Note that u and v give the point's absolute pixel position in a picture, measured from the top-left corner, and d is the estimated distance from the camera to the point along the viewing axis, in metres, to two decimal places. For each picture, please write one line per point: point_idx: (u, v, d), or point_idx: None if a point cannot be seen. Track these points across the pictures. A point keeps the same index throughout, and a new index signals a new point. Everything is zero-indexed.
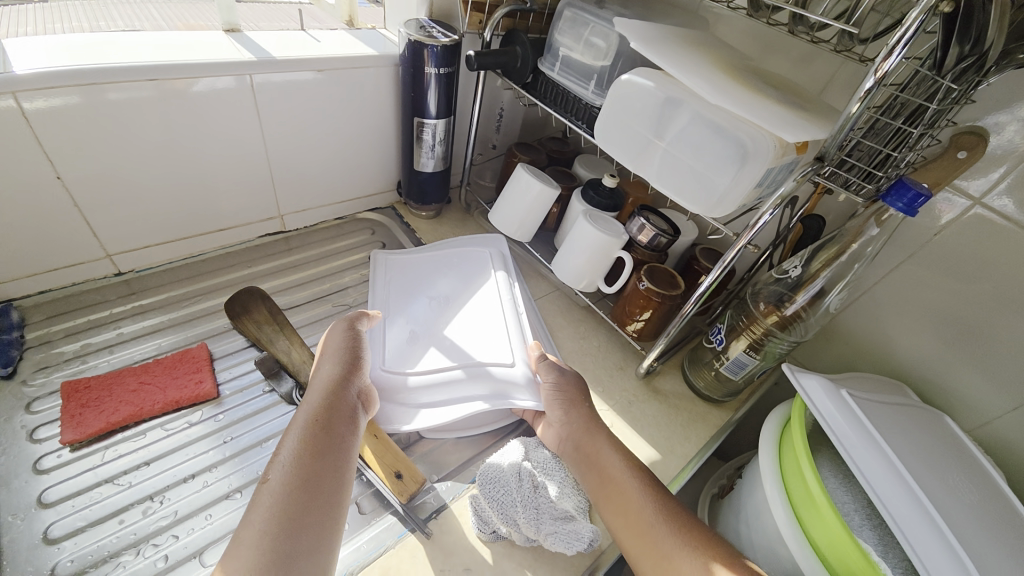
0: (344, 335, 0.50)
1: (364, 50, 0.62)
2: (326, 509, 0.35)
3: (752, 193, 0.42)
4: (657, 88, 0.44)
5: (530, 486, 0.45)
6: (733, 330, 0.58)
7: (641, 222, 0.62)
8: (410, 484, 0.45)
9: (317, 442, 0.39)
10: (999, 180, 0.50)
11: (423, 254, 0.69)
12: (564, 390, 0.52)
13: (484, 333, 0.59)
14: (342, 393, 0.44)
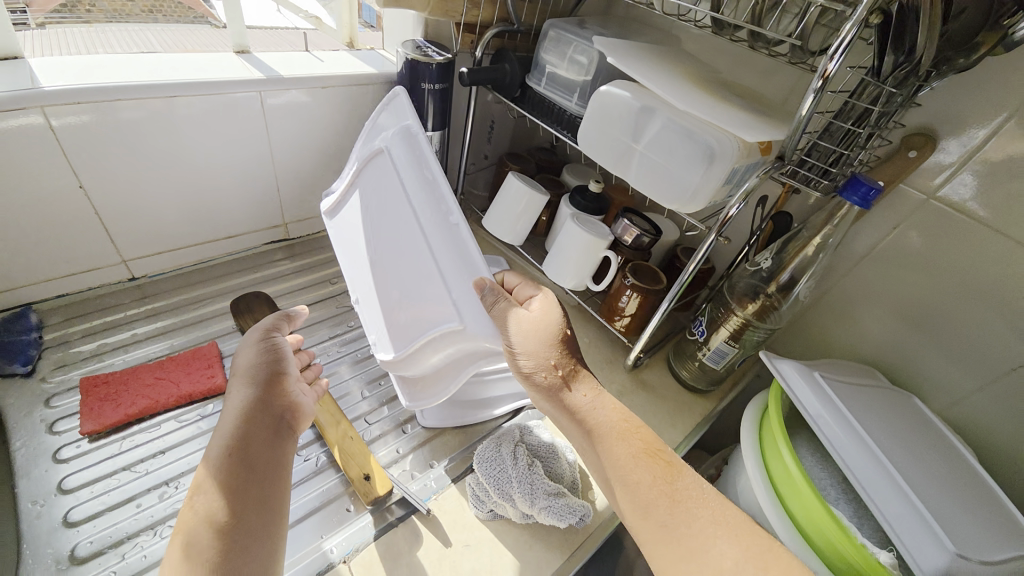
0: (261, 354, 0.50)
1: (364, 69, 0.67)
2: (257, 538, 0.37)
3: (720, 190, 0.46)
4: (633, 98, 0.48)
5: (525, 464, 0.47)
6: (713, 322, 0.62)
7: (626, 223, 0.66)
8: (376, 487, 0.47)
9: (232, 476, 0.39)
10: (952, 175, 0.54)
11: (343, 191, 0.59)
12: (523, 335, 0.45)
13: (414, 252, 0.47)
14: (258, 415, 0.44)
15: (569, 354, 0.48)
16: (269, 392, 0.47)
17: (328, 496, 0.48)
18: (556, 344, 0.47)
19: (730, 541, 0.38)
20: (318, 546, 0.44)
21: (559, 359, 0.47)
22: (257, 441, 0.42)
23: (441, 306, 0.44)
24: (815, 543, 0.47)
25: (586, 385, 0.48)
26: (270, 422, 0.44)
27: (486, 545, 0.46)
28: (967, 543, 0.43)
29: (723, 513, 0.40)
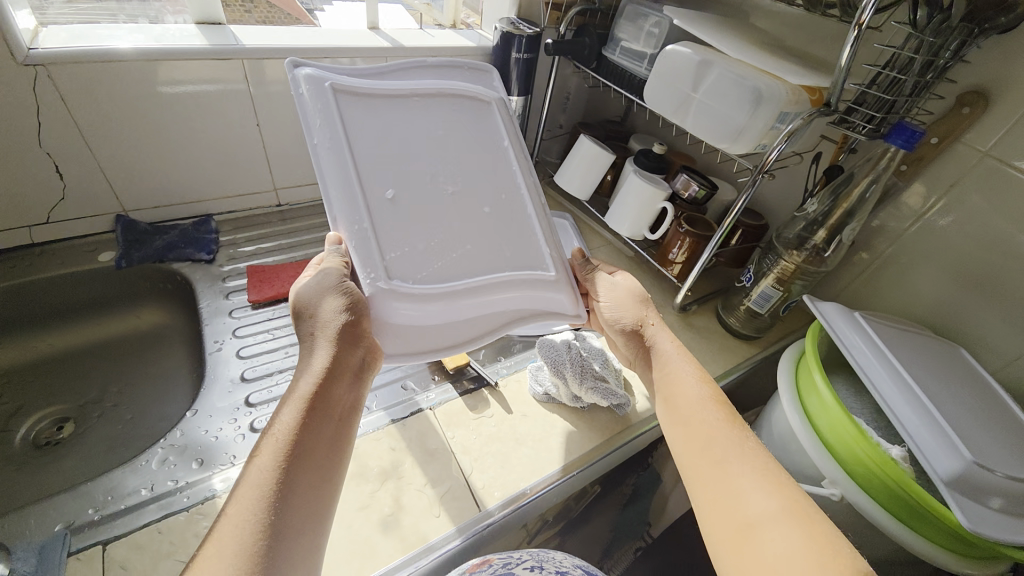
0: (332, 286, 0.43)
1: (465, 42, 0.79)
2: (312, 513, 0.35)
3: (767, 133, 0.53)
4: (694, 53, 0.55)
5: (578, 353, 0.57)
6: (762, 269, 0.68)
7: (685, 178, 0.73)
8: (459, 357, 0.60)
9: (303, 437, 0.37)
10: (1012, 131, 0.54)
11: (388, 96, 0.49)
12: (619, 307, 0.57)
13: (502, 191, 0.51)
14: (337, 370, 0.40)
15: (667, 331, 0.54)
16: (345, 329, 0.41)
17: (418, 367, 0.61)
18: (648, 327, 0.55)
19: (774, 497, 0.38)
20: (410, 398, 0.56)
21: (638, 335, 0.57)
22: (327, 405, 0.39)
23: (535, 258, 0.50)
24: (835, 450, 0.52)
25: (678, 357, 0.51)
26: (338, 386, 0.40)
27: (540, 417, 0.56)
28: (988, 457, 0.45)
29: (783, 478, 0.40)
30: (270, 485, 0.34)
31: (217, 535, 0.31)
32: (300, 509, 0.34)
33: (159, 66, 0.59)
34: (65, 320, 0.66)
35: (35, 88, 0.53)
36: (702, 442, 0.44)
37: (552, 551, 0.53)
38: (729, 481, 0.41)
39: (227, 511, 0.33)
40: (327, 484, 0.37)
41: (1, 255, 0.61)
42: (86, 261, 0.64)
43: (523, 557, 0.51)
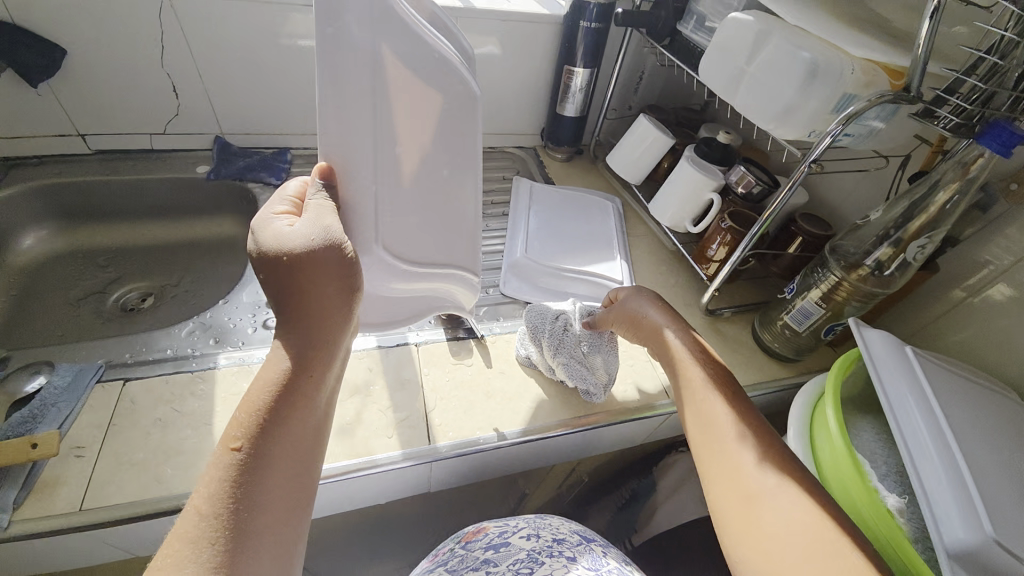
0: (314, 240, 0.35)
1: (539, 9, 0.79)
2: (288, 504, 0.32)
3: (823, 118, 0.47)
4: (754, 21, 0.50)
5: (561, 327, 0.55)
6: (808, 281, 0.58)
7: (742, 170, 0.65)
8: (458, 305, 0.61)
9: (277, 424, 0.33)
10: None
11: (425, 48, 0.36)
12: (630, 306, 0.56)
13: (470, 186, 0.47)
14: (323, 346, 0.36)
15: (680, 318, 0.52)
16: (332, 288, 0.36)
17: None
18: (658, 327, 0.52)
19: (777, 472, 0.38)
20: (403, 332, 0.60)
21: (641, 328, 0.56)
22: (305, 382, 0.35)
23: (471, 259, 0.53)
24: (831, 490, 0.45)
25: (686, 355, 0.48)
26: (319, 361, 0.36)
27: (518, 378, 0.56)
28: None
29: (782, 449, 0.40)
30: (237, 481, 0.30)
31: (187, 535, 0.28)
32: (280, 500, 0.32)
33: (288, 19, 0.70)
34: (165, 217, 0.80)
35: (161, 18, 0.65)
36: (708, 417, 0.43)
37: (549, 520, 0.51)
38: (730, 452, 0.41)
39: (196, 507, 0.29)
40: (304, 466, 0.34)
41: (130, 155, 0.77)
42: (186, 170, 0.77)
43: (519, 524, 0.50)
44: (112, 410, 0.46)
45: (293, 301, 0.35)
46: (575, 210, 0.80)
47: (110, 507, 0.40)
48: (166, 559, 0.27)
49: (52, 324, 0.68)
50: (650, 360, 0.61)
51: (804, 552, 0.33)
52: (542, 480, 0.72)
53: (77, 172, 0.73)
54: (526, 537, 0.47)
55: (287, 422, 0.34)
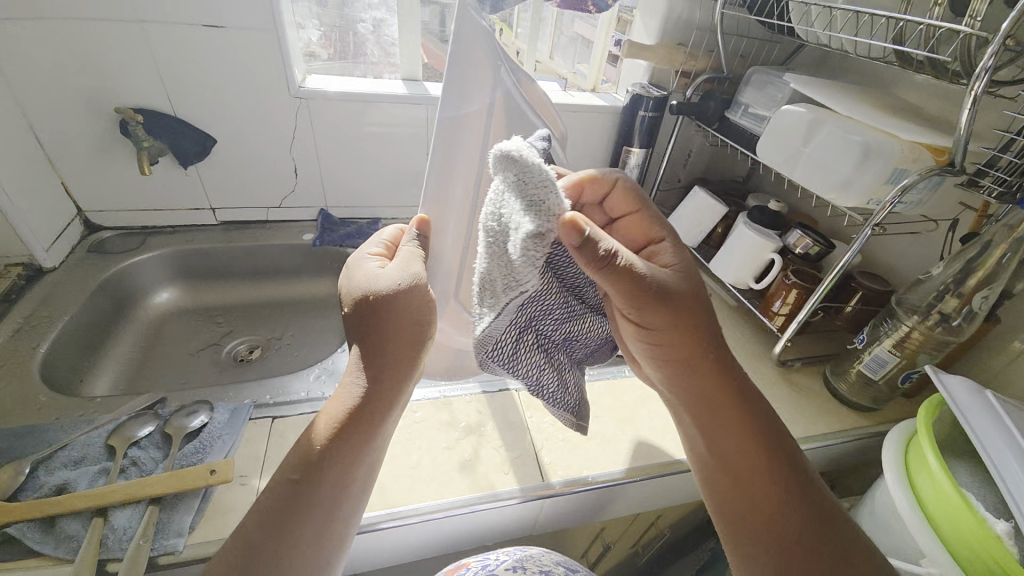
0: (403, 284, 0.43)
1: (600, 102, 0.92)
2: (316, 533, 0.40)
3: (881, 188, 0.55)
4: (805, 111, 0.59)
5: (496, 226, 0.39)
6: (879, 331, 0.64)
7: (799, 233, 0.73)
8: None
9: (327, 454, 0.42)
10: None
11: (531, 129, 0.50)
12: (618, 275, 0.39)
13: None
14: (380, 392, 0.44)
15: (675, 315, 0.43)
16: (403, 328, 0.44)
17: None
18: (698, 322, 0.44)
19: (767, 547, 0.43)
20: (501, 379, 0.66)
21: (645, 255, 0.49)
22: (362, 417, 0.43)
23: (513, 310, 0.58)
24: (940, 527, 0.48)
25: (717, 403, 0.47)
26: (380, 401, 0.44)
27: (613, 422, 0.61)
28: None
29: (804, 492, 0.44)
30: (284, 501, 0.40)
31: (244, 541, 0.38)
32: (310, 528, 0.40)
33: (395, 112, 0.82)
34: (271, 279, 0.90)
35: (296, 115, 0.78)
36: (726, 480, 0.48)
37: (532, 553, 0.50)
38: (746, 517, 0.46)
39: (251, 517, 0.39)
40: (339, 501, 0.42)
41: (249, 226, 0.88)
42: (295, 238, 0.88)
43: (502, 558, 0.48)
44: (265, 444, 0.52)
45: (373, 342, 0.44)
46: None
47: None
48: (229, 556, 0.37)
49: (176, 372, 0.75)
50: None
51: None
52: (624, 531, 0.73)
53: (204, 239, 0.85)
54: (510, 570, 0.46)
55: (334, 456, 0.42)
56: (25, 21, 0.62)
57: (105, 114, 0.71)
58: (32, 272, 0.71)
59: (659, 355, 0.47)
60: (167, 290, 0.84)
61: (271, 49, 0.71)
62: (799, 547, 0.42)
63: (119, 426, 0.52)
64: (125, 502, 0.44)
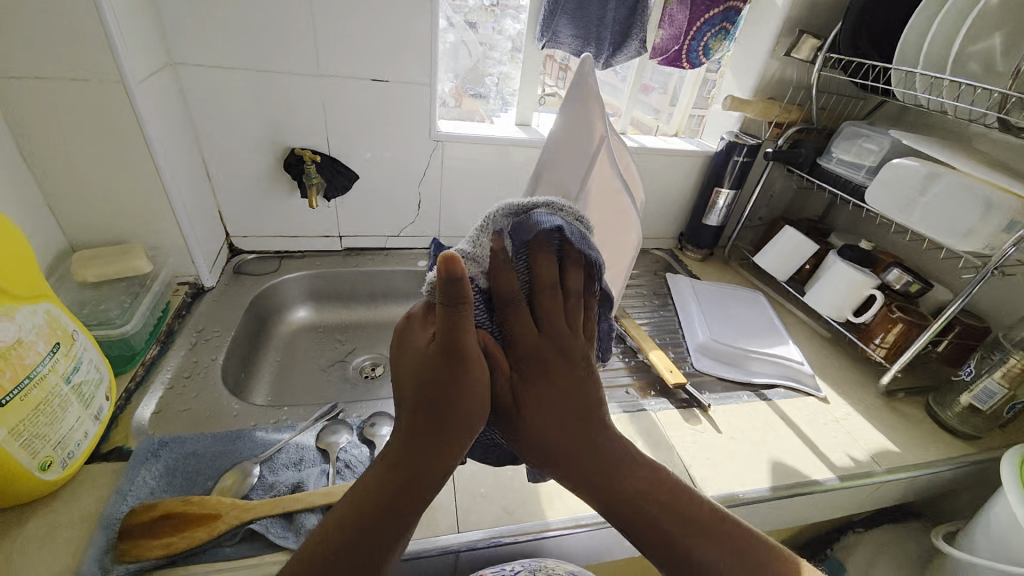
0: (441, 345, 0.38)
1: (691, 148, 1.01)
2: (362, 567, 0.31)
3: (998, 236, 0.61)
4: (920, 166, 0.67)
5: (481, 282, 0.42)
6: (985, 364, 0.69)
7: (898, 271, 0.80)
8: (678, 379, 0.72)
9: (384, 478, 0.34)
10: None
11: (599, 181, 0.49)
12: (482, 362, 0.39)
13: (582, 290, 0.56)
14: (428, 418, 0.35)
15: (545, 424, 0.39)
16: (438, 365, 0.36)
17: (637, 380, 0.75)
18: (552, 383, 0.41)
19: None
20: (635, 400, 0.71)
21: (563, 345, 0.42)
22: (421, 447, 0.35)
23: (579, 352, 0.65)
24: None
25: (589, 437, 0.40)
26: (431, 431, 0.35)
27: (748, 443, 0.66)
28: None
29: (749, 551, 0.37)
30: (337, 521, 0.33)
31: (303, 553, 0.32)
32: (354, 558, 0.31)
33: (515, 151, 0.90)
34: (386, 302, 0.96)
35: (430, 155, 0.86)
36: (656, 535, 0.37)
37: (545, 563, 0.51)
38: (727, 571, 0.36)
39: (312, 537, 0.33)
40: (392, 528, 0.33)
41: (371, 253, 0.95)
42: (412, 264, 0.95)
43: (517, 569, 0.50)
44: None
45: (420, 382, 0.36)
46: (732, 303, 0.95)
47: (482, 530, 0.50)
48: None
49: (313, 387, 0.80)
50: (850, 433, 0.71)
51: None
52: None
53: (331, 264, 0.92)
54: None
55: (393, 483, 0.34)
56: (225, 69, 0.70)
57: (272, 150, 0.79)
58: (197, 289, 0.77)
59: (553, 471, 0.40)
60: (296, 311, 0.90)
61: (421, 98, 0.79)
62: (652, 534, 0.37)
63: (319, 434, 0.58)
64: None
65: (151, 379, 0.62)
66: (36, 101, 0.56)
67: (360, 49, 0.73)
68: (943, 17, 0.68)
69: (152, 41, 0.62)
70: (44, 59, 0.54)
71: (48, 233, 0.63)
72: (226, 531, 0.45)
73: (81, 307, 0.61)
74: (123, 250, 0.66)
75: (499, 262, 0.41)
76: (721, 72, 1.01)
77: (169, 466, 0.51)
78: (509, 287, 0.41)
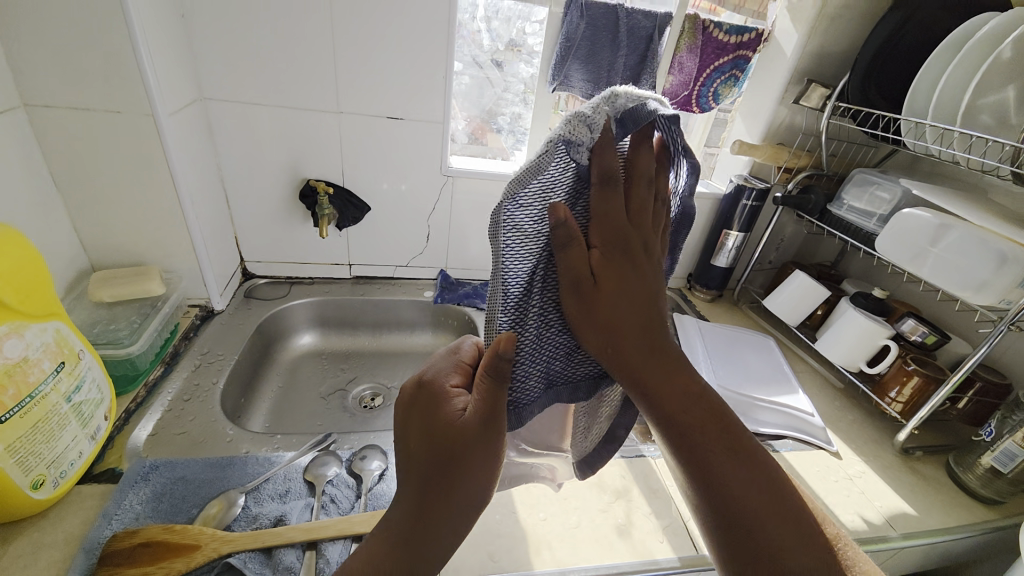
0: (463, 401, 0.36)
1: (700, 189, 1.01)
2: None
3: (1015, 290, 0.59)
4: (931, 217, 0.66)
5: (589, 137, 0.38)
6: (1007, 425, 0.66)
7: (913, 322, 0.77)
8: None
9: (397, 539, 0.34)
10: None
11: None
12: (567, 231, 0.36)
13: None
14: (443, 487, 0.34)
15: (615, 319, 0.36)
16: (459, 434, 0.34)
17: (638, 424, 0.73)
18: (636, 279, 0.37)
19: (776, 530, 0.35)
20: (634, 445, 0.69)
21: (646, 237, 0.39)
22: (435, 512, 0.34)
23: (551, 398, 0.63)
24: None
25: (659, 347, 0.37)
26: (446, 502, 0.34)
27: None
28: None
29: (782, 494, 0.37)
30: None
31: None
32: None
33: None
34: (391, 331, 0.97)
35: (441, 189, 0.88)
36: (701, 456, 0.36)
37: None
38: (757, 498, 0.36)
39: None
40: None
41: (379, 282, 0.97)
42: (419, 294, 0.96)
43: None
44: None
45: (444, 454, 0.34)
46: (741, 347, 0.93)
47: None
48: None
49: (310, 415, 0.80)
50: (863, 493, 0.67)
51: (801, 550, 0.35)
52: None
53: (339, 291, 0.93)
54: None
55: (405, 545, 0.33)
56: (251, 106, 0.74)
57: (288, 181, 0.82)
58: (206, 312, 0.79)
59: (612, 366, 0.37)
60: (301, 337, 0.91)
61: (434, 135, 0.82)
62: (703, 457, 0.36)
63: (308, 465, 0.57)
64: (336, 537, 0.48)
65: (151, 400, 0.63)
66: (72, 132, 0.60)
67: (378, 90, 0.76)
68: (951, 70, 0.68)
69: (185, 79, 0.67)
70: (85, 93, 0.58)
71: (71, 254, 0.66)
72: (203, 563, 0.44)
73: (92, 326, 0.63)
74: (139, 272, 0.69)
75: (606, 140, 0.38)
76: (732, 115, 1.02)
77: (157, 491, 0.51)
78: (611, 164, 0.38)
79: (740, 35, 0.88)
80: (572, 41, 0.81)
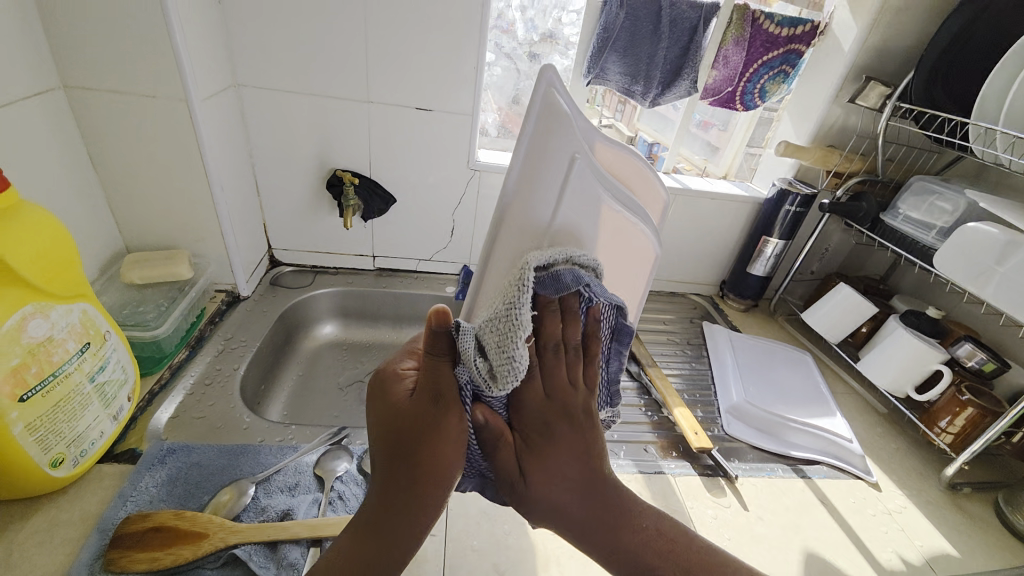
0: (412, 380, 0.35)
1: (740, 192, 0.96)
2: None
3: None
4: (1000, 233, 0.60)
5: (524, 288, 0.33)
6: None
7: (970, 347, 0.70)
8: (703, 442, 0.67)
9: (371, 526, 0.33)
10: None
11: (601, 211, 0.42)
12: (492, 430, 0.35)
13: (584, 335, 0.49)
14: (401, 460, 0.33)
15: (558, 483, 0.36)
16: (411, 411, 0.33)
17: (659, 438, 0.70)
18: (574, 455, 0.37)
19: None
20: (654, 460, 0.66)
21: (578, 402, 0.37)
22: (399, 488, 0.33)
23: None
24: None
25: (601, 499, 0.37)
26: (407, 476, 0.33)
27: (779, 525, 0.59)
28: None
29: None
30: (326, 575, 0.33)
31: None
32: None
33: None
34: (412, 324, 0.96)
35: (466, 183, 0.86)
36: None
37: None
38: None
39: None
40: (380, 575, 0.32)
41: (402, 274, 0.96)
42: (440, 289, 0.95)
43: None
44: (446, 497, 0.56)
45: (394, 439, 0.33)
46: (775, 361, 0.88)
47: None
48: None
49: (327, 406, 0.80)
50: (903, 529, 0.62)
51: None
52: None
53: (362, 282, 0.93)
54: None
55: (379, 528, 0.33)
56: (282, 95, 0.74)
57: (316, 170, 0.82)
58: (232, 298, 0.80)
59: (555, 523, 0.37)
60: (323, 326, 0.92)
61: (462, 128, 0.80)
62: None
63: (318, 459, 0.57)
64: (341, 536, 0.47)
65: (174, 382, 0.64)
66: (109, 117, 0.61)
67: (408, 81, 0.75)
68: None
69: (218, 67, 0.67)
70: (121, 79, 0.59)
71: (106, 236, 0.68)
72: (210, 552, 0.44)
73: (123, 307, 0.65)
74: (168, 256, 0.70)
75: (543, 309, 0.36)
76: (779, 113, 0.96)
77: (172, 475, 0.52)
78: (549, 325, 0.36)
79: (793, 27, 0.82)
80: (610, 33, 0.77)
